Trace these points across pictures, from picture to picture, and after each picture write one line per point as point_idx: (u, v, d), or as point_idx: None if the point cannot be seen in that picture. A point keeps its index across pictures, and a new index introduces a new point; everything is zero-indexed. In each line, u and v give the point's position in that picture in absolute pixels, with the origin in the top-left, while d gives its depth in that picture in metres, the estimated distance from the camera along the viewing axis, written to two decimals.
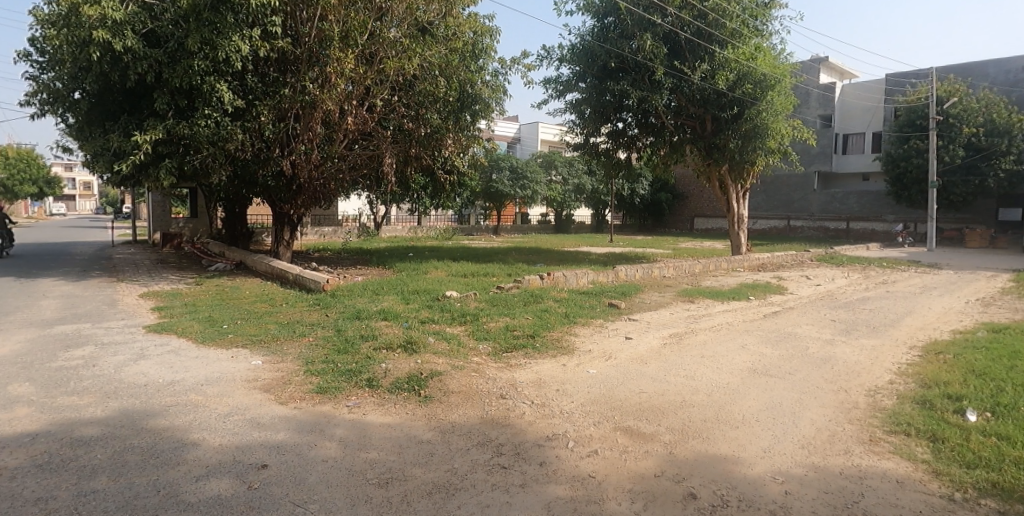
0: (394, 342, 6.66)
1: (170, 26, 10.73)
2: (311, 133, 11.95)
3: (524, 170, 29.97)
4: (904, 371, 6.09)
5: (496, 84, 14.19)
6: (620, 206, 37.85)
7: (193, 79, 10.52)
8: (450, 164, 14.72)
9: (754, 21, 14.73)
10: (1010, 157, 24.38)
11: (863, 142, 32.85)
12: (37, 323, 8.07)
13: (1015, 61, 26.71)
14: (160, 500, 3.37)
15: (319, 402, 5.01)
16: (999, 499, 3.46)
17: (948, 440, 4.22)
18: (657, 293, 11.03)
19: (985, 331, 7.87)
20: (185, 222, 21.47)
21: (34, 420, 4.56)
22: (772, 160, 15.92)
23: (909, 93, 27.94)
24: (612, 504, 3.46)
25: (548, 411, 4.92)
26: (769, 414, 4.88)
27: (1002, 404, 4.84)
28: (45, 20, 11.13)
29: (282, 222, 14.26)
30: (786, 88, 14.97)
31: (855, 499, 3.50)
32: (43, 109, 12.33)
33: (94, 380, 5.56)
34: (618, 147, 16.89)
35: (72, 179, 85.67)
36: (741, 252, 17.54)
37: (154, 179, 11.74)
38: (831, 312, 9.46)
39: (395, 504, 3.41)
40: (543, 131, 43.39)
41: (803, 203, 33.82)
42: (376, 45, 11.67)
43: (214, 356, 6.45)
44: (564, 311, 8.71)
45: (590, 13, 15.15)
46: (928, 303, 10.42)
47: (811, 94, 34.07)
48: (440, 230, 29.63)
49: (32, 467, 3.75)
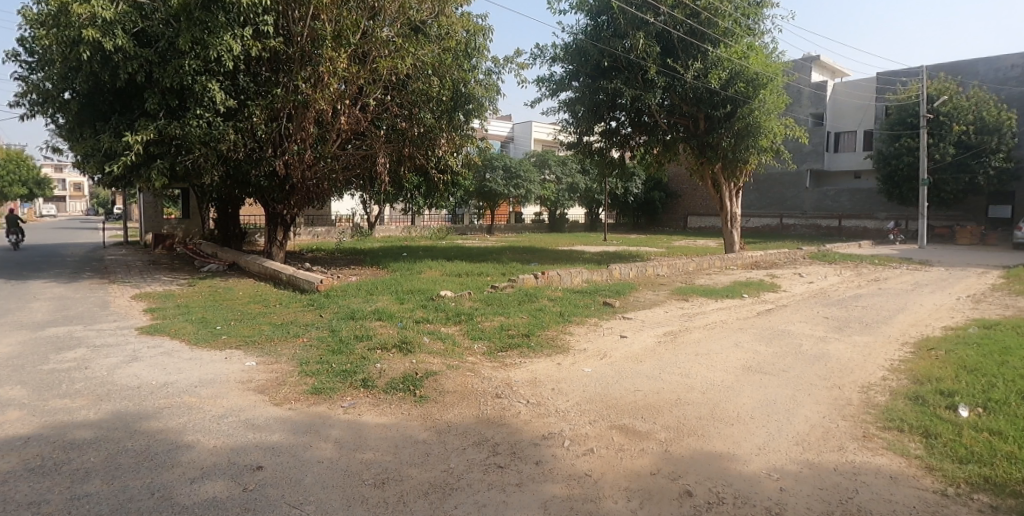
0: (388, 342, 6.65)
1: (161, 25, 10.68)
2: (303, 133, 11.83)
3: (518, 169, 29.93)
4: (897, 367, 6.14)
5: (489, 83, 14.19)
6: (614, 204, 37.96)
7: (185, 79, 10.48)
8: (444, 164, 14.70)
9: (746, 20, 14.76)
10: (1000, 154, 24.69)
11: (854, 140, 32.88)
12: (29, 325, 8.02)
13: (1004, 59, 26.94)
14: (155, 503, 3.36)
15: (314, 403, 5.00)
16: (991, 493, 3.49)
17: (941, 436, 4.25)
18: (651, 291, 11.05)
19: (976, 327, 7.93)
20: (177, 222, 21.37)
21: (26, 423, 4.53)
22: (765, 158, 15.95)
23: (900, 91, 28.01)
24: (609, 502, 3.47)
25: (543, 410, 4.92)
26: (763, 411, 4.90)
27: (994, 400, 4.87)
28: (34, 20, 11.05)
29: (275, 223, 14.19)
30: (778, 87, 15.02)
31: (850, 495, 3.52)
32: (33, 110, 12.25)
33: (87, 382, 5.52)
34: (611, 146, 16.94)
35: (62, 179, 85.04)
36: (734, 250, 17.63)
37: (146, 180, 11.68)
38: (825, 309, 9.49)
39: (390, 504, 3.40)
40: (537, 129, 43.40)
41: (796, 201, 34.44)
42: (369, 44, 11.61)
43: (209, 358, 6.42)
44: (559, 310, 8.70)
45: (584, 11, 15.12)
46: (920, 300, 10.49)
47: (803, 92, 34.21)
48: (434, 229, 29.63)
49: (25, 471, 3.72)
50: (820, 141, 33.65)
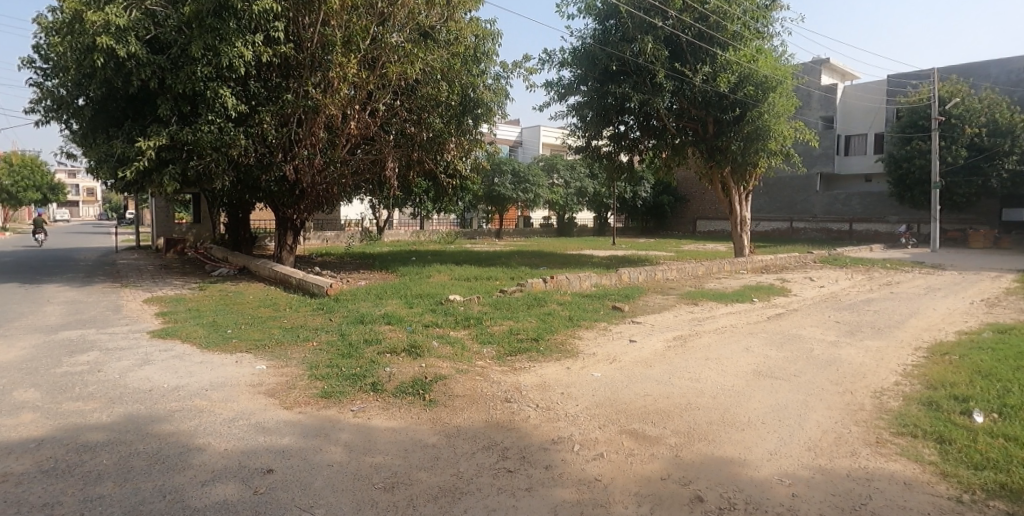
0: (397, 346, 6.68)
1: (172, 32, 10.76)
2: (314, 138, 11.93)
3: (526, 173, 29.94)
4: (909, 372, 6.10)
5: (498, 88, 14.25)
6: (622, 208, 38.00)
7: (197, 85, 10.58)
8: (452, 168, 14.72)
9: (756, 23, 14.66)
10: (1013, 157, 24.38)
11: (865, 143, 32.66)
12: (42, 328, 8.12)
13: (1017, 61, 26.71)
14: (166, 505, 3.38)
15: (323, 407, 5.01)
16: (1008, 501, 3.44)
17: (955, 441, 4.20)
18: (660, 296, 10.99)
19: (990, 332, 7.86)
20: (188, 227, 21.59)
21: (39, 425, 4.57)
22: (774, 161, 15.89)
23: (910, 94, 27.90)
24: (618, 507, 3.46)
25: (553, 414, 4.91)
26: (774, 416, 4.87)
27: (1009, 405, 4.82)
28: (49, 28, 11.21)
29: (285, 227, 14.26)
30: (788, 90, 14.95)
31: (863, 501, 3.49)
32: (47, 116, 12.39)
33: (98, 385, 5.57)
34: (620, 150, 16.95)
35: (76, 185, 86.29)
36: (744, 254, 17.54)
37: (158, 185, 11.77)
38: (836, 313, 9.44)
39: (400, 507, 3.41)
40: (545, 134, 43.70)
41: (806, 204, 34.11)
42: (378, 50, 11.72)
43: (218, 361, 6.45)
44: (567, 314, 8.70)
45: (592, 16, 15.13)
46: (931, 304, 10.38)
47: (813, 95, 34.18)
48: (443, 233, 29.70)
49: (39, 473, 3.76)
50: (831, 144, 33.33)
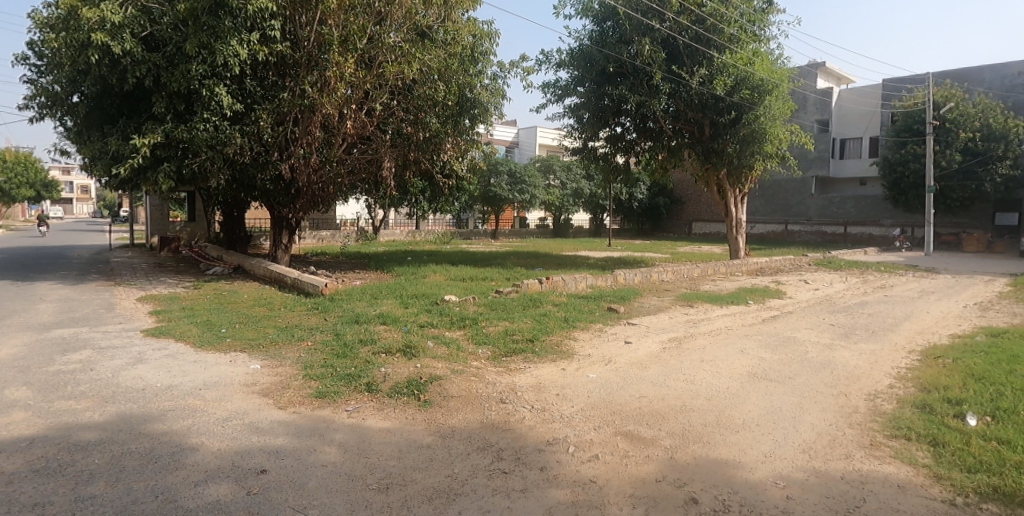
0: (393, 346, 6.65)
1: (168, 29, 10.71)
2: (309, 137, 11.92)
3: (523, 174, 29.83)
4: (904, 375, 6.10)
5: (494, 88, 14.20)
6: (618, 210, 38.05)
7: (192, 83, 10.51)
8: (449, 168, 14.72)
9: (752, 27, 14.71)
10: (1006, 162, 24.57)
11: (861, 147, 32.92)
12: (34, 326, 8.08)
13: (1012, 67, 26.83)
14: (158, 506, 3.35)
15: (318, 407, 5.00)
16: (1000, 503, 3.46)
17: (949, 445, 4.22)
18: (656, 297, 11.03)
19: (983, 335, 7.88)
20: (183, 225, 21.52)
21: (32, 424, 4.55)
22: (770, 164, 16.03)
23: (905, 99, 28.01)
24: (613, 509, 3.46)
25: (548, 416, 4.90)
26: (769, 418, 4.87)
27: (1002, 409, 4.84)
28: (42, 24, 11.15)
29: (280, 226, 14.22)
30: (784, 93, 15.00)
31: (857, 504, 3.49)
32: (41, 112, 12.28)
33: (91, 384, 5.54)
34: (616, 151, 17.02)
35: (70, 183, 86.17)
36: (738, 256, 17.65)
37: (153, 182, 11.70)
38: (830, 316, 9.45)
39: (394, 508, 3.41)
40: (542, 135, 43.86)
41: (801, 207, 34.20)
42: (375, 49, 11.69)
43: (213, 360, 6.43)
44: (563, 315, 8.69)
45: (589, 17, 15.11)
46: (925, 308, 10.42)
47: (809, 98, 34.28)
48: (438, 233, 29.66)
49: (30, 472, 3.73)
50: (826, 147, 33.42)
